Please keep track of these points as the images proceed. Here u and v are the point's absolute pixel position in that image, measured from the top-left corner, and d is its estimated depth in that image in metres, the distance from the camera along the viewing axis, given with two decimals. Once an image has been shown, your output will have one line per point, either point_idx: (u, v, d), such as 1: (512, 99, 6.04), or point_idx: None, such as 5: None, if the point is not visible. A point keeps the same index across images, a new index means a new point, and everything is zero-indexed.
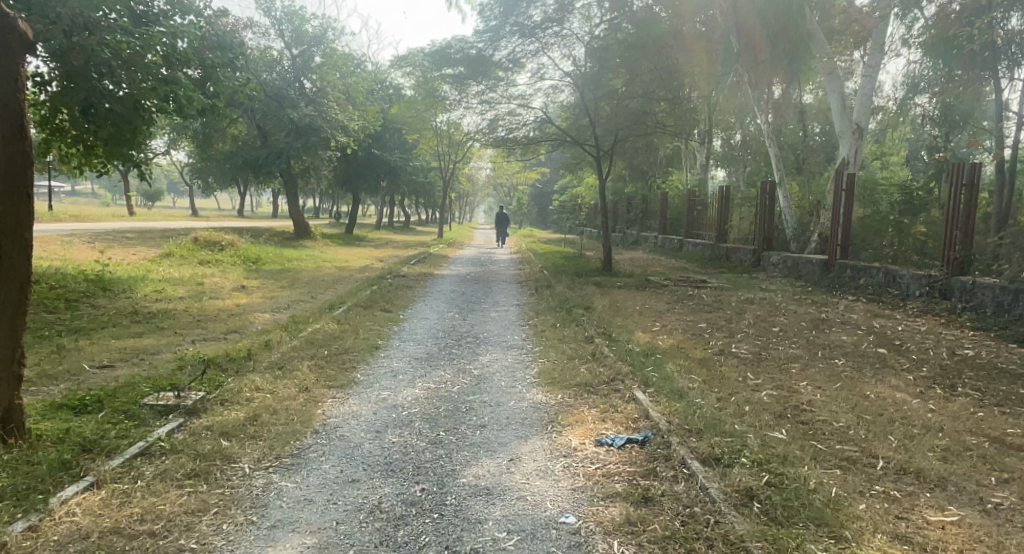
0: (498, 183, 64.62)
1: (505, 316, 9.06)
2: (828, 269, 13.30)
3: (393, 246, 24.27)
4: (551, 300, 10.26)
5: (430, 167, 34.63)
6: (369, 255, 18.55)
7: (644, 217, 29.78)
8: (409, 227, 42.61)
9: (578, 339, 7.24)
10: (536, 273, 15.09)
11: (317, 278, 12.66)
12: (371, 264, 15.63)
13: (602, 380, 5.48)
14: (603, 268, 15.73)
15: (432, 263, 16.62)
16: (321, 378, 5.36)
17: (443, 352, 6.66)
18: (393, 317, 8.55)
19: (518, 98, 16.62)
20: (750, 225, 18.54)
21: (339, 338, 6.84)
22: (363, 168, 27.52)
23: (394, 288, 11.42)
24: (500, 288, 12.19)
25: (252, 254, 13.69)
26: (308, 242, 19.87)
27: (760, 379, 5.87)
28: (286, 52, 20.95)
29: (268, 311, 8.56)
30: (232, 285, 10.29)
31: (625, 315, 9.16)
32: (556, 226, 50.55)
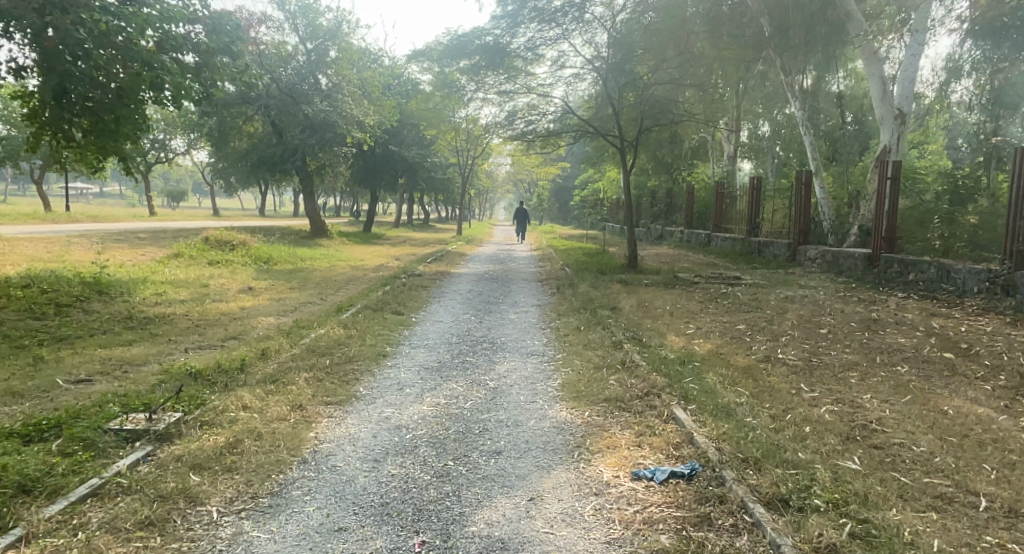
0: (519, 179, 63.93)
1: (525, 318, 8.44)
2: (872, 263, 12.46)
3: (412, 244, 23.76)
4: (574, 300, 9.60)
5: (450, 163, 34.09)
6: (386, 254, 18.03)
7: (670, 211, 28.94)
8: (429, 225, 42.16)
9: (606, 343, 6.58)
10: (558, 270, 14.41)
11: (329, 278, 12.15)
12: (387, 263, 15.10)
13: (636, 394, 4.81)
14: (629, 265, 15.03)
15: (450, 261, 16.05)
16: (317, 393, 4.76)
17: (456, 360, 6.04)
18: (404, 320, 7.95)
19: (538, 88, 15.95)
20: (783, 218, 17.69)
21: (343, 346, 6.25)
22: (381, 165, 27.06)
23: (408, 288, 10.84)
24: (520, 288, 11.57)
25: (264, 254, 13.22)
26: (325, 240, 19.44)
27: (817, 392, 5.15)
28: (301, 47, 20.51)
29: (272, 315, 8.01)
30: (239, 286, 9.77)
31: (656, 316, 8.47)
32: (579, 222, 49.72)
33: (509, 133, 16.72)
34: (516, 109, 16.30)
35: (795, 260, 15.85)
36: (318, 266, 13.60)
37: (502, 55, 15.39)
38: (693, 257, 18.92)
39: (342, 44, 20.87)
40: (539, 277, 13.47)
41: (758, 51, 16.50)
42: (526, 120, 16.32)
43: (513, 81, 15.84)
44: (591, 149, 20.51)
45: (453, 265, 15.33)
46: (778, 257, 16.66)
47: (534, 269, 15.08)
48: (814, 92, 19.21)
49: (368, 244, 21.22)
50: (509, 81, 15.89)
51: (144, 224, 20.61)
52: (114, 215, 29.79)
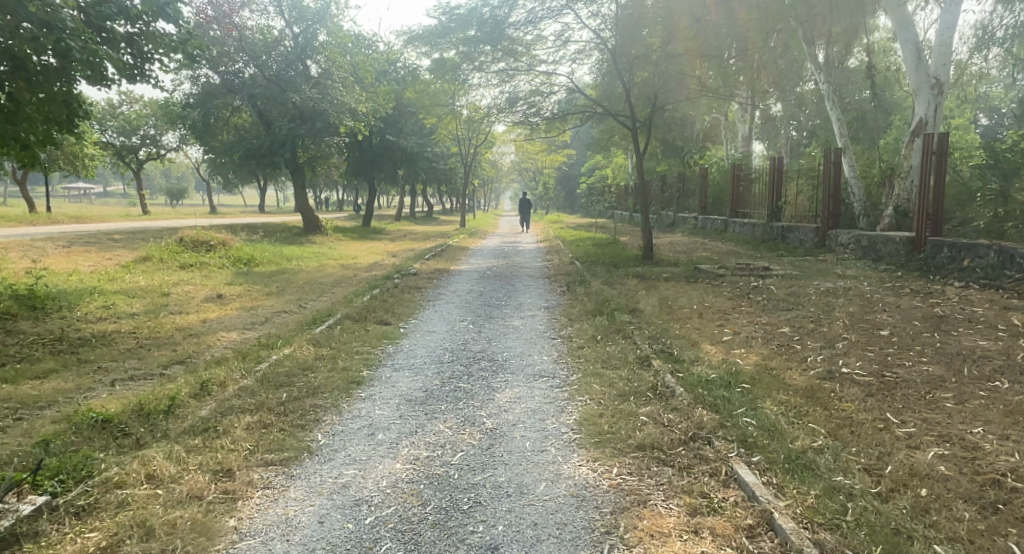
0: (523, 168, 62.59)
1: (532, 326, 7.26)
2: (916, 248, 11.21)
3: (411, 238, 22.64)
4: (587, 301, 8.43)
5: (451, 152, 32.88)
6: (382, 249, 16.94)
7: (682, 197, 27.64)
8: (431, 217, 41.03)
9: (629, 359, 5.43)
10: (567, 264, 13.23)
11: (315, 279, 11.04)
12: (382, 261, 13.98)
13: (678, 438, 3.64)
14: (643, 256, 13.85)
15: (450, 257, 14.92)
16: (257, 447, 3.61)
17: (447, 388, 4.86)
18: (390, 333, 6.79)
19: (542, 65, 14.69)
20: (808, 201, 16.44)
21: (308, 372, 5.11)
22: (378, 156, 25.90)
23: (401, 290, 9.68)
24: (527, 287, 10.40)
25: (245, 254, 12.12)
26: (318, 237, 18.35)
27: (913, 425, 3.96)
28: (287, 31, 19.30)
29: (237, 330, 6.87)
30: (206, 294, 8.64)
31: (684, 320, 7.30)
32: (586, 210, 48.39)
33: (510, 117, 15.52)
34: (516, 90, 15.09)
35: (824, 246, 14.61)
36: (305, 266, 12.47)
37: (500, 30, 14.17)
38: (711, 245, 17.72)
39: (332, 27, 19.68)
40: (546, 272, 12.30)
41: (779, 20, 15.20)
42: (528, 102, 15.12)
43: (513, 59, 14.61)
44: (598, 132, 19.22)
45: (453, 261, 14.20)
46: (805, 244, 15.43)
47: (541, 264, 13.92)
48: (839, 64, 17.83)
49: (366, 240, 20.15)
50: (509, 60, 14.66)
51: (129, 224, 19.58)
52: (104, 215, 28.84)
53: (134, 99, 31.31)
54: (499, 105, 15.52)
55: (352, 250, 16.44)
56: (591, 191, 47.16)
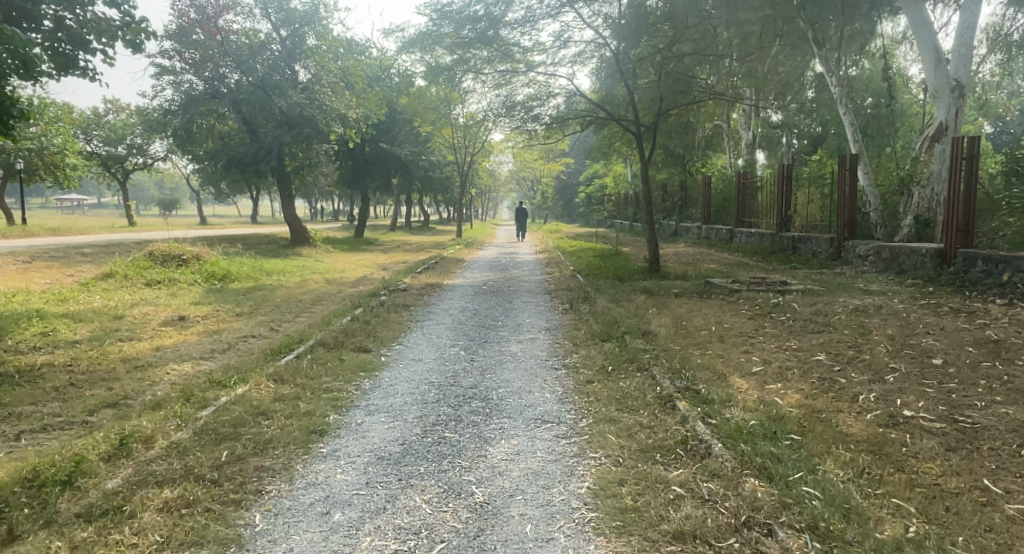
0: (521, 177, 61.81)
1: (532, 353, 6.36)
2: (945, 260, 10.35)
3: (404, 249, 21.76)
4: (592, 322, 7.56)
5: (447, 161, 32.07)
6: (373, 262, 16.09)
7: (684, 206, 26.84)
8: (427, 227, 40.20)
9: (646, 399, 4.56)
10: (568, 279, 12.36)
11: (294, 297, 10.19)
12: (370, 275, 13.13)
13: (727, 524, 2.84)
14: (649, 269, 13.01)
15: (443, 270, 14.04)
16: (172, 542, 2.79)
17: (429, 441, 3.97)
18: (367, 363, 5.89)
19: (541, 66, 13.87)
20: (821, 210, 15.61)
21: (261, 419, 4.25)
22: (371, 165, 25.09)
23: (386, 308, 8.80)
24: (525, 304, 9.51)
25: (221, 269, 11.25)
26: (305, 249, 17.48)
27: (1023, 499, 3.09)
28: (274, 34, 18.50)
29: (193, 361, 5.98)
30: (166, 316, 7.75)
31: (703, 345, 6.44)
32: (585, 220, 47.54)
33: (507, 122, 14.70)
34: (513, 94, 14.27)
35: (840, 258, 13.78)
36: (286, 281, 11.59)
37: (495, 30, 13.36)
38: (718, 257, 16.91)
39: (321, 31, 18.89)
40: (545, 287, 11.43)
41: (790, 19, 14.42)
42: (525, 107, 14.30)
43: (509, 61, 13.79)
44: (599, 138, 18.42)
45: (446, 274, 13.33)
46: (818, 255, 14.61)
47: (540, 278, 13.05)
48: (851, 66, 17.06)
49: (356, 252, 19.31)
50: (505, 62, 13.85)
51: (109, 236, 18.76)
52: (88, 227, 27.98)
53: (120, 107, 30.51)
54: (495, 109, 14.68)
55: (340, 263, 15.57)
56: (590, 200, 46.34)
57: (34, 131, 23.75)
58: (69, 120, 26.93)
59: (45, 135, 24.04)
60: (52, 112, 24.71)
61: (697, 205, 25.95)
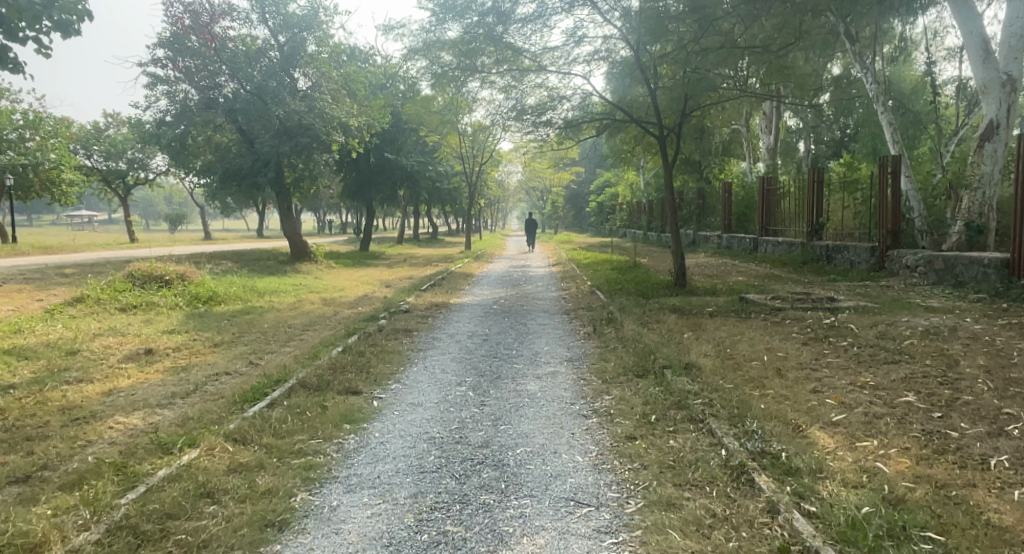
0: (530, 187, 60.80)
1: (553, 394, 5.28)
2: (1013, 272, 9.23)
3: (411, 264, 20.82)
4: (622, 351, 6.49)
5: (454, 171, 31.13)
6: (376, 278, 15.15)
7: (702, 214, 25.76)
8: (434, 239, 39.27)
9: (710, 468, 3.50)
10: (587, 295, 11.31)
11: (285, 320, 9.19)
12: (371, 294, 12.14)
13: None
14: (675, 284, 11.94)
15: (451, 287, 13.05)
16: None
17: (425, 543, 2.94)
18: (355, 411, 4.83)
19: (553, 66, 12.89)
20: (857, 217, 14.52)
21: (205, 505, 3.26)
22: (376, 175, 24.20)
23: (384, 334, 7.76)
24: (541, 327, 8.43)
25: (206, 290, 10.27)
26: (306, 265, 16.53)
27: None
28: (272, 41, 17.62)
29: (148, 410, 4.98)
30: (130, 348, 6.76)
31: (761, 381, 5.36)
32: (597, 229, 46.48)
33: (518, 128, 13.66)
34: (524, 96, 13.25)
35: (883, 269, 12.67)
36: (279, 302, 10.59)
37: (504, 26, 12.39)
38: (745, 268, 15.82)
39: (321, 36, 17.99)
40: (563, 306, 10.37)
41: (822, 12, 13.35)
42: (537, 110, 13.26)
43: (520, 61, 12.81)
44: (615, 143, 17.37)
45: (454, 292, 12.33)
46: (858, 266, 13.49)
47: (555, 294, 12.03)
48: (885, 62, 15.94)
49: (360, 267, 18.37)
50: (515, 62, 12.87)
51: (100, 254, 17.92)
52: (87, 243, 27.21)
53: (120, 121, 29.73)
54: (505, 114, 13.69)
55: (341, 280, 14.60)
56: (602, 208, 45.24)
57: (28, 145, 22.98)
58: (66, 134, 26.18)
59: (40, 150, 23.28)
60: (47, 127, 23.95)
61: (716, 213, 24.85)
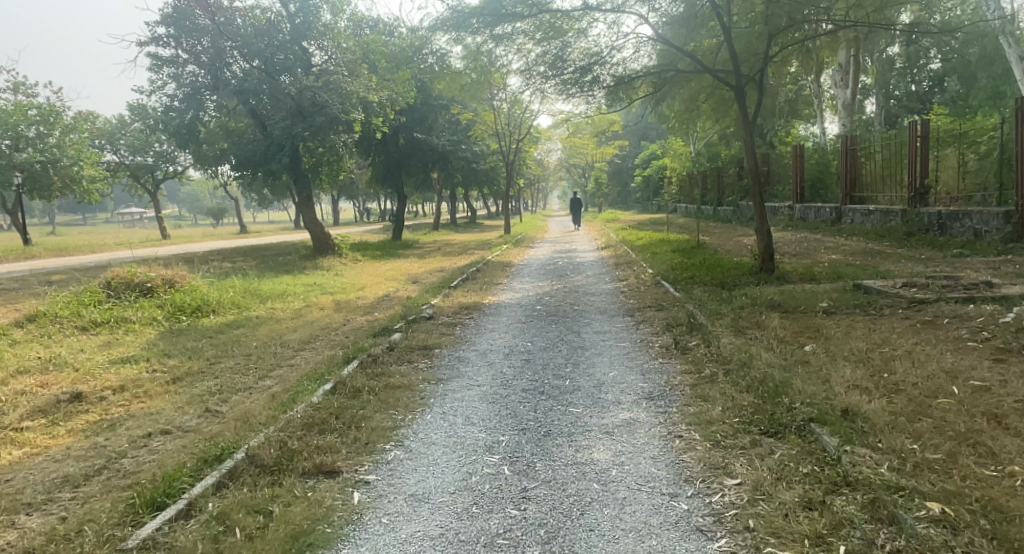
0: (571, 165, 58.49)
1: (636, 474, 3.31)
2: None
3: (446, 252, 19.09)
4: (730, 384, 4.45)
5: (492, 150, 29.11)
6: (405, 273, 13.40)
7: (767, 184, 23.18)
8: (474, 223, 37.44)
9: None
10: (654, 288, 9.27)
11: (282, 334, 7.39)
12: (395, 294, 10.29)
13: None
14: (760, 268, 9.79)
15: (488, 281, 11.17)
16: None
17: None
18: (320, 522, 2.97)
19: (600, 12, 10.68)
20: (983, 175, 12.39)
21: None
22: (407, 157, 22.47)
23: (394, 357, 5.87)
24: (599, 338, 6.41)
25: (196, 296, 8.54)
26: (329, 261, 14.90)
27: None
28: (282, 11, 15.78)
29: (5, 518, 3.19)
30: (53, 392, 5.02)
31: (983, 445, 3.29)
32: (644, 205, 43.98)
33: (559, 92, 11.46)
34: (567, 50, 11.02)
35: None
36: (283, 309, 8.83)
37: None
38: (834, 245, 13.50)
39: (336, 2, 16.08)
40: (625, 303, 8.34)
41: None
42: (584, 66, 11.06)
43: (558, 10, 10.63)
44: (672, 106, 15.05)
45: (491, 287, 10.44)
46: (985, 237, 11.38)
47: (613, 285, 10.01)
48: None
49: (390, 259, 16.67)
50: (553, 12, 10.69)
51: (113, 255, 16.62)
52: (115, 243, 26.07)
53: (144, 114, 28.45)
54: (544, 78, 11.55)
55: (365, 276, 12.87)
56: (649, 182, 42.61)
57: (46, 142, 21.76)
58: (87, 129, 24.92)
59: (57, 147, 22.04)
60: (65, 121, 22.69)
61: (784, 182, 22.28)
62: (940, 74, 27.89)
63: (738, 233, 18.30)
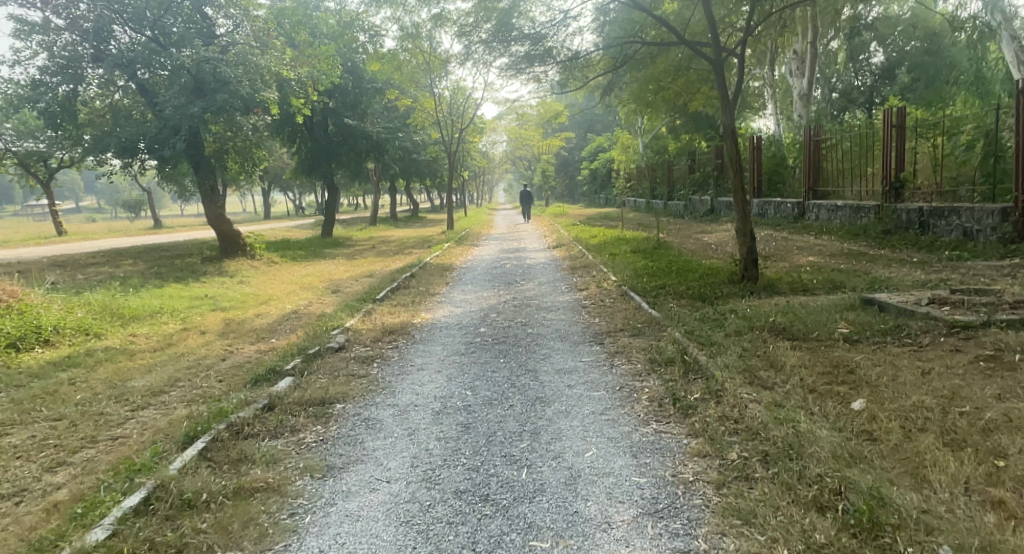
0: (517, 157, 56.97)
1: None
2: None
3: (378, 251, 17.13)
4: (782, 491, 2.82)
5: (431, 140, 27.14)
6: (325, 279, 11.45)
7: (721, 177, 22.00)
8: (415, 218, 35.38)
9: None
10: (618, 303, 7.64)
11: (127, 377, 5.42)
12: (303, 311, 8.36)
13: None
14: (741, 276, 8.29)
15: (421, 292, 9.35)
16: None
17: None
18: None
19: None
20: (966, 169, 11.32)
21: None
22: (335, 146, 20.35)
23: (268, 428, 4.02)
24: (563, 387, 4.71)
25: (22, 319, 6.45)
26: (238, 264, 12.79)
27: None
28: None
29: None
30: None
31: None
32: (591, 198, 42.70)
33: (506, 65, 9.63)
34: (515, 12, 9.20)
35: None
36: (147, 335, 6.82)
37: None
38: (807, 244, 12.22)
39: None
40: (587, 324, 6.67)
41: None
42: (536, 33, 9.32)
43: None
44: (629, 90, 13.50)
45: (423, 301, 8.62)
46: (976, 236, 10.26)
47: (568, 298, 8.35)
48: None
49: (312, 260, 14.63)
50: None
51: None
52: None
53: None
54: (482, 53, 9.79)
55: (276, 284, 10.86)
56: (596, 175, 41.40)
57: None
58: None
59: None
60: None
61: None
62: (887, 65, 27.28)
63: (696, 230, 16.97)
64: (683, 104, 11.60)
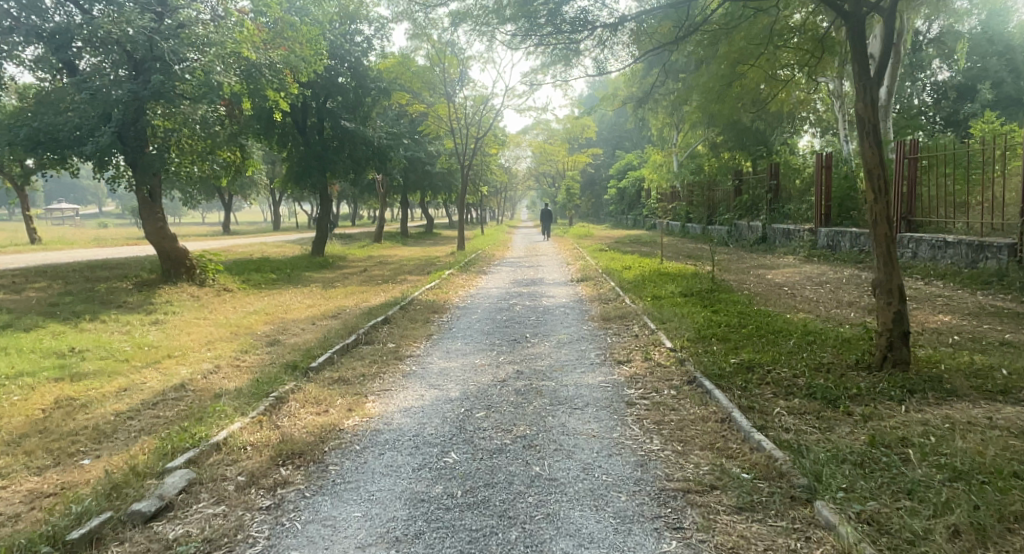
0: (541, 173, 54.07)
1: None
2: None
3: (367, 277, 14.26)
4: None
5: (443, 150, 24.31)
6: (270, 321, 8.53)
7: (775, 200, 18.81)
8: (428, 234, 32.56)
9: None
10: (684, 404, 4.58)
11: None
12: (190, 386, 5.43)
13: None
14: (881, 355, 5.13)
15: (383, 354, 6.35)
16: None
17: None
18: None
19: None
20: None
21: None
22: (329, 152, 17.55)
23: None
24: None
25: None
26: (171, 294, 9.96)
27: None
28: None
29: None
30: None
31: None
32: (619, 219, 39.50)
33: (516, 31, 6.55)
34: None
35: None
36: None
37: None
38: (922, 294, 9.08)
39: None
40: (641, 460, 3.63)
41: None
42: None
43: None
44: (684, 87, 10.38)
45: (377, 375, 5.61)
46: None
47: (598, 380, 5.30)
48: None
49: (277, 288, 11.73)
50: None
51: None
52: None
53: None
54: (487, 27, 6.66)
55: (197, 328, 7.96)
56: (625, 195, 38.33)
57: None
58: None
59: None
60: None
61: (798, 199, 17.93)
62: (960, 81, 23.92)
63: (754, 264, 13.83)
64: (761, 101, 8.55)
